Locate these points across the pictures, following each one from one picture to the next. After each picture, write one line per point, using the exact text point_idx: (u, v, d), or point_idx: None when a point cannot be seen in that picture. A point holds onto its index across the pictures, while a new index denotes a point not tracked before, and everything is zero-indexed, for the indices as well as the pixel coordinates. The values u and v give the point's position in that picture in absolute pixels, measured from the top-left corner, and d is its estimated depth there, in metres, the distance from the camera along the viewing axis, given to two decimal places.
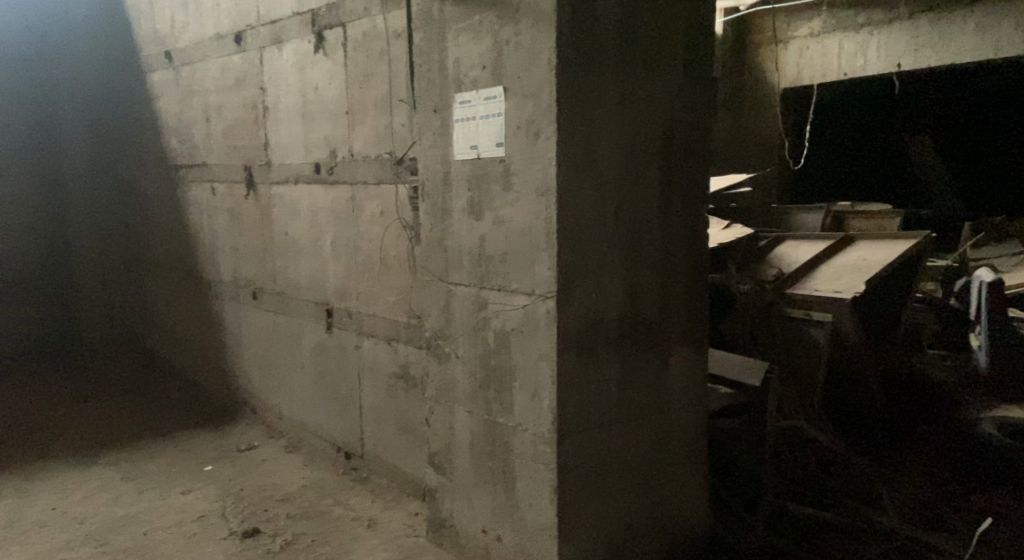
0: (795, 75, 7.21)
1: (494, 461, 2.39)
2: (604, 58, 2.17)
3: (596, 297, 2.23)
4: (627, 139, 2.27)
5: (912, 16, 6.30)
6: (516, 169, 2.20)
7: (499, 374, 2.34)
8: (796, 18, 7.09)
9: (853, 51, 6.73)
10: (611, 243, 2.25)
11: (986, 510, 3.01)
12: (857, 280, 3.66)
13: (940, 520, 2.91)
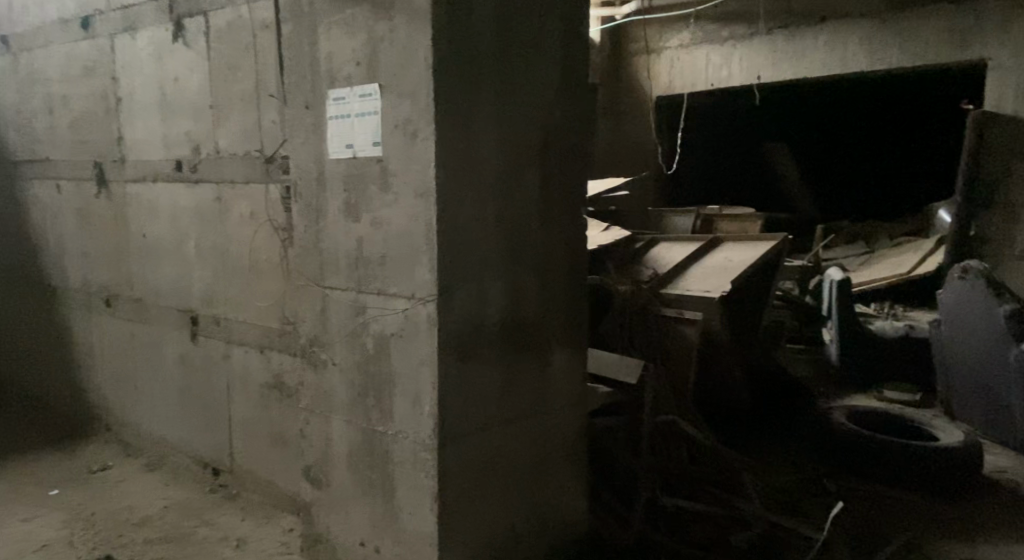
0: (667, 83, 7.58)
1: (373, 471, 2.32)
2: (482, 59, 2.14)
3: (476, 300, 2.20)
4: (506, 142, 2.25)
5: (770, 32, 6.75)
6: (393, 169, 2.14)
7: (378, 381, 2.27)
8: (668, 30, 7.47)
9: (718, 63, 7.14)
10: (492, 246, 2.23)
11: (837, 494, 3.20)
12: (724, 279, 3.84)
13: (799, 505, 3.07)
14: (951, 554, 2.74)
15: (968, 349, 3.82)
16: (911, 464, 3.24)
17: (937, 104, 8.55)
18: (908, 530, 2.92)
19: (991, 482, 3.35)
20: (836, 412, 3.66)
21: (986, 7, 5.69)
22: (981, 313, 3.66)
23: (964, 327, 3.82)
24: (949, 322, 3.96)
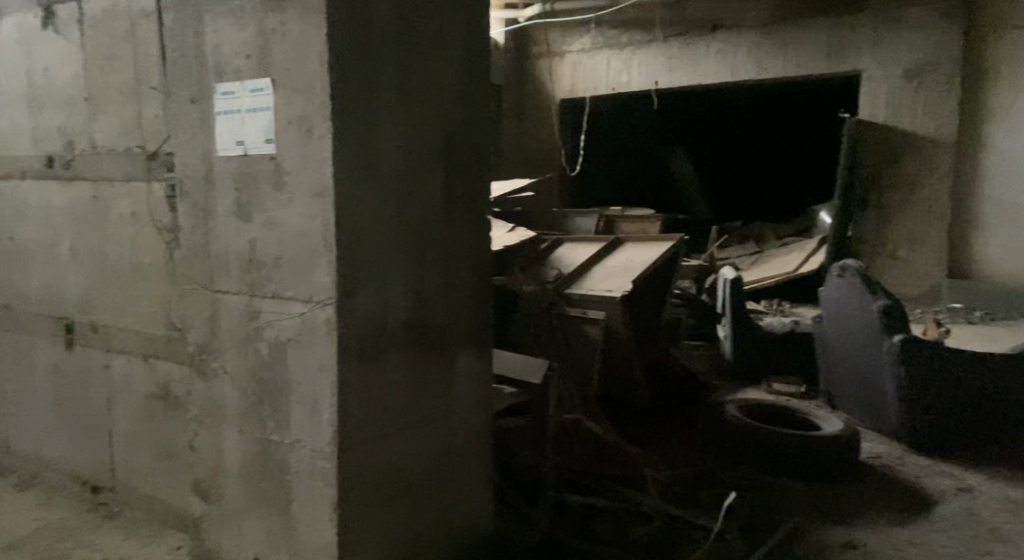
0: (570, 86, 8.23)
1: (269, 482, 2.22)
2: (380, 57, 2.08)
3: (378, 303, 2.14)
4: (406, 142, 2.20)
5: (667, 39, 7.67)
6: (288, 168, 2.05)
7: (273, 389, 2.17)
8: (570, 34, 8.13)
9: (619, 67, 7.96)
10: (394, 248, 2.17)
11: (730, 484, 3.32)
12: (625, 279, 3.92)
13: (696, 496, 3.16)
14: (835, 536, 2.88)
15: (847, 341, 4.04)
16: (800, 453, 3.39)
17: (817, 107, 9.03)
18: (796, 516, 3.05)
19: (869, 467, 3.55)
20: (730, 406, 3.80)
21: (853, 24, 6.86)
22: (857, 308, 3.87)
23: (843, 320, 4.04)
24: (830, 316, 4.18)
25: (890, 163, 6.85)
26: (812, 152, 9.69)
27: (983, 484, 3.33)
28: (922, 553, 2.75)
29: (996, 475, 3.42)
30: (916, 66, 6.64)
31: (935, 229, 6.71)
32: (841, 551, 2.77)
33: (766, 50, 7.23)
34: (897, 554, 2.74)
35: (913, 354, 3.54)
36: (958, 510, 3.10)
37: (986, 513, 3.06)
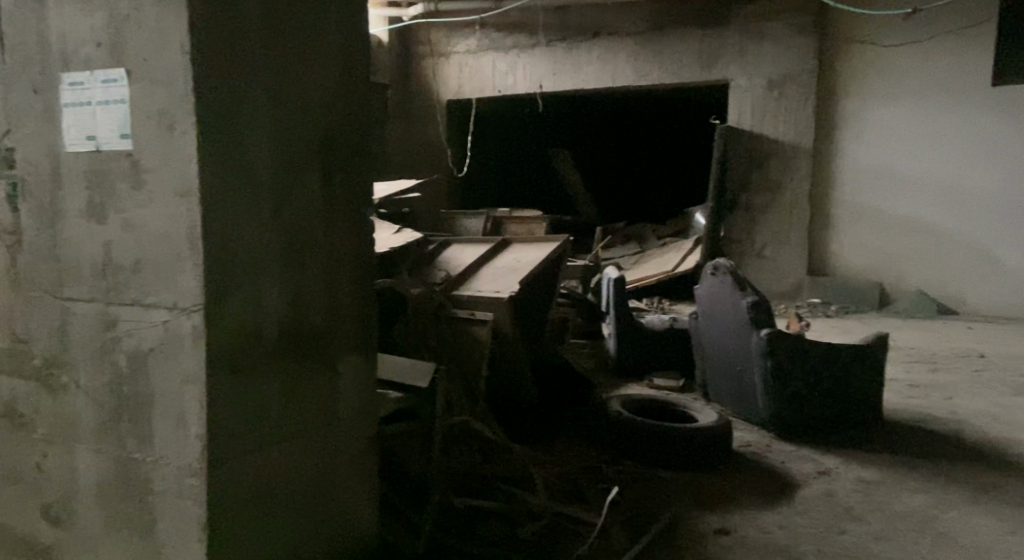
0: (457, 87, 8.19)
1: (129, 504, 2.07)
2: (251, 49, 1.98)
3: (253, 308, 2.03)
4: (282, 139, 2.10)
5: (550, 44, 7.79)
6: (146, 165, 1.91)
7: (133, 404, 2.03)
8: (455, 35, 8.10)
9: (505, 70, 8.01)
10: (269, 251, 2.07)
11: (614, 479, 3.39)
12: (512, 280, 3.94)
13: (582, 492, 3.20)
14: (708, 524, 3.00)
15: (721, 337, 4.24)
16: (679, 445, 3.51)
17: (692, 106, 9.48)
18: (673, 506, 3.15)
19: (741, 456, 3.72)
20: (614, 402, 3.90)
21: (723, 35, 7.22)
22: (729, 304, 4.06)
23: (716, 317, 4.24)
24: (705, 313, 4.37)
25: (756, 166, 7.25)
26: (686, 151, 10.09)
27: (839, 467, 3.57)
28: (786, 535, 2.91)
29: (850, 457, 3.67)
30: (779, 77, 7.08)
31: (798, 230, 7.17)
32: (715, 538, 2.89)
33: (644, 57, 7.49)
34: (764, 537, 2.89)
35: (779, 347, 3.76)
36: (818, 492, 3.30)
37: (842, 494, 3.28)
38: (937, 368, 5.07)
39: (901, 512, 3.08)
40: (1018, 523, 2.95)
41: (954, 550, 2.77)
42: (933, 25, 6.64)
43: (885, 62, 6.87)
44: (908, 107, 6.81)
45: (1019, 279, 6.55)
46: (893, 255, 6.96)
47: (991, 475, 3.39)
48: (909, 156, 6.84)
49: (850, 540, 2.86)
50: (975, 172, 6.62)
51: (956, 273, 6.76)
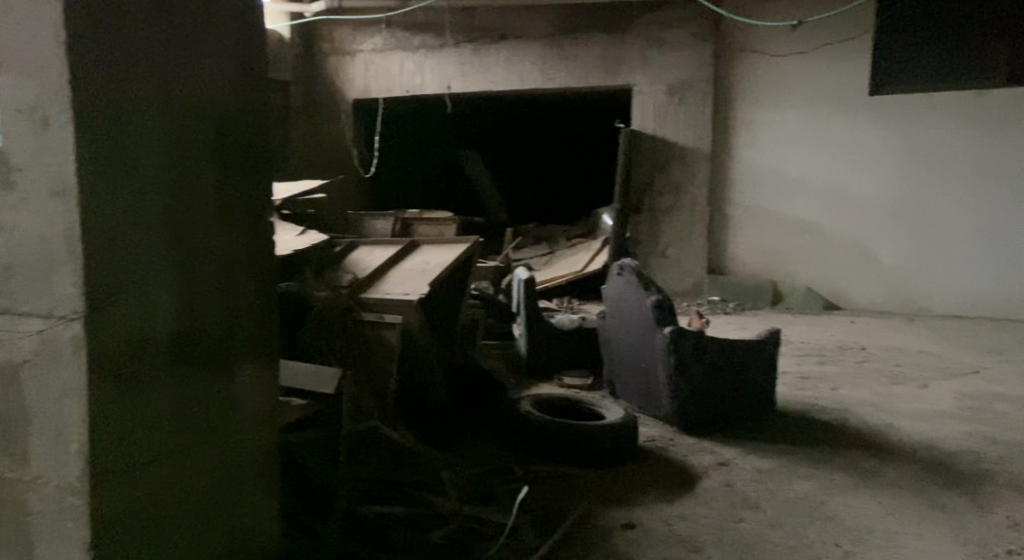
0: (362, 86, 8.05)
1: (3, 526, 1.94)
2: (138, 41, 1.87)
3: (142, 317, 1.92)
4: (173, 138, 2.01)
5: (457, 45, 7.77)
6: (18, 164, 1.78)
7: (7, 419, 1.90)
8: (361, 33, 7.96)
9: (412, 70, 7.94)
10: (160, 254, 1.97)
11: (524, 479, 3.40)
12: (421, 283, 3.87)
13: (492, 493, 3.19)
14: (615, 519, 3.06)
15: (627, 335, 4.34)
16: (589, 442, 3.56)
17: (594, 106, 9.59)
18: (582, 503, 3.20)
19: (646, 451, 3.82)
20: (525, 402, 3.92)
21: (627, 41, 7.40)
22: (635, 303, 4.17)
23: (623, 316, 4.34)
24: (613, 312, 4.46)
25: (659, 169, 7.45)
26: (591, 147, 10.27)
27: (737, 458, 3.71)
28: (688, 527, 3.00)
29: (748, 448, 3.82)
30: (679, 83, 7.32)
31: (698, 230, 7.43)
32: (620, 532, 2.95)
33: (550, 60, 7.59)
34: (668, 530, 2.97)
35: (682, 344, 3.88)
36: (717, 483, 3.42)
37: (740, 483, 3.41)
38: (825, 361, 5.36)
39: (793, 498, 3.23)
40: (897, 504, 3.15)
41: (840, 533, 2.92)
42: (817, 38, 6.99)
43: (776, 71, 7.19)
44: (797, 114, 7.16)
45: (897, 276, 6.99)
46: (786, 254, 7.31)
47: (873, 460, 3.61)
48: (799, 160, 7.20)
49: (747, 528, 2.98)
50: (857, 175, 7.02)
51: (841, 270, 7.16)
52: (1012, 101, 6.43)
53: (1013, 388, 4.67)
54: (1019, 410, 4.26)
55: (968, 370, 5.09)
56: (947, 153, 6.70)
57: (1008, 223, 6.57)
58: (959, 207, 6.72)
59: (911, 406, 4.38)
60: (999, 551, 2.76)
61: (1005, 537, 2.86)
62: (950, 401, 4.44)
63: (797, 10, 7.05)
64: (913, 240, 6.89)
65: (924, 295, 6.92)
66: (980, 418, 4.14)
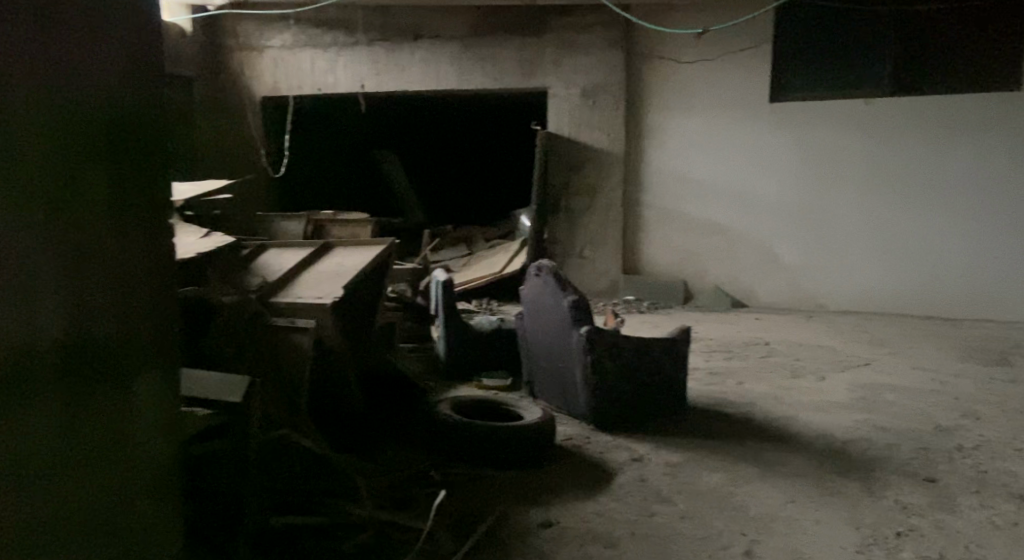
0: (272, 83, 7.87)
1: None
2: (18, 34, 1.76)
3: (26, 326, 1.80)
4: (59, 136, 1.90)
5: (370, 43, 7.69)
6: None
7: None
8: (269, 29, 7.78)
9: (323, 68, 7.80)
10: (45, 257, 1.86)
11: (442, 482, 3.38)
12: (335, 286, 3.80)
13: (409, 499, 3.15)
14: (533, 518, 3.08)
15: (545, 335, 4.39)
16: (507, 443, 3.57)
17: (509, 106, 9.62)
18: (500, 504, 3.20)
19: (563, 449, 3.86)
20: (443, 405, 3.90)
21: (541, 44, 7.48)
22: (552, 303, 4.22)
23: (541, 316, 4.38)
24: (531, 313, 4.50)
25: (576, 171, 7.57)
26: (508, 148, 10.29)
27: (651, 453, 3.80)
28: (603, 522, 3.05)
29: (660, 443, 3.92)
30: (593, 86, 7.46)
31: (612, 231, 7.59)
32: (539, 531, 2.97)
33: (465, 61, 7.59)
34: (584, 526, 3.01)
35: (598, 343, 3.96)
36: (632, 478, 3.50)
37: (654, 478, 3.50)
38: (731, 356, 5.57)
39: (703, 490, 3.34)
40: (798, 492, 3.30)
41: (746, 522, 3.04)
42: (722, 45, 7.24)
43: (684, 76, 7.41)
44: (703, 118, 7.40)
45: (797, 274, 7.32)
46: (696, 254, 7.55)
47: (776, 451, 3.77)
48: (707, 163, 7.44)
49: (660, 522, 3.06)
50: (759, 178, 7.31)
51: (747, 269, 7.44)
52: (897, 108, 6.83)
53: (900, 378, 4.96)
54: (906, 399, 4.53)
55: (860, 362, 5.38)
56: (840, 157, 7.06)
57: (895, 223, 6.97)
58: (851, 208, 7.08)
59: (810, 398, 4.60)
60: (889, 533, 2.92)
61: (894, 520, 3.03)
62: (844, 393, 4.68)
63: (703, 18, 7.28)
64: (811, 240, 7.23)
65: (821, 292, 7.26)
66: (871, 408, 4.38)
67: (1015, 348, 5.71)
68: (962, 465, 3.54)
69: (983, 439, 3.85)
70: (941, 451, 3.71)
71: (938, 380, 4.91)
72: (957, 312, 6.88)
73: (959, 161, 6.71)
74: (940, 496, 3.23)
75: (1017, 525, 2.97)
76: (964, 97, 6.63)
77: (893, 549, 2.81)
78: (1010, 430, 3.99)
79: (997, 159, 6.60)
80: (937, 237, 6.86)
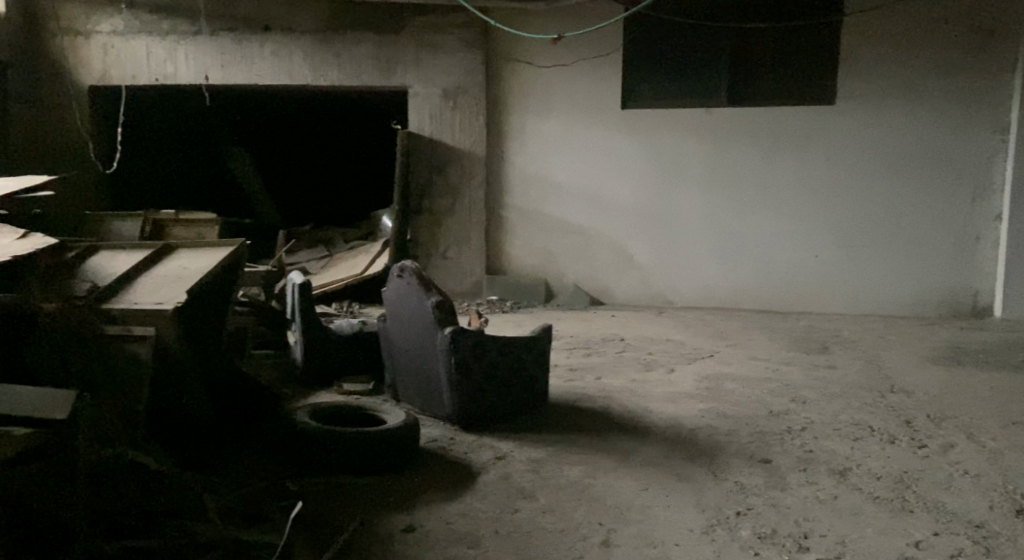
0: (102, 71, 7.33)
1: None
2: None
3: None
4: None
5: (215, 33, 7.32)
6: None
7: None
8: (97, 13, 7.25)
9: (162, 57, 7.34)
10: None
11: (298, 493, 3.24)
12: (177, 289, 3.59)
13: (260, 513, 2.99)
14: (396, 524, 3.02)
15: (408, 337, 4.34)
16: (369, 449, 3.48)
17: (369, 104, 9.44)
18: (362, 512, 3.12)
19: (426, 451, 3.82)
20: (298, 413, 3.75)
21: (399, 41, 7.40)
22: (415, 305, 4.18)
23: (403, 317, 4.33)
24: (394, 315, 4.44)
25: (437, 171, 7.55)
26: (369, 148, 10.11)
27: (513, 450, 3.84)
28: (466, 523, 3.04)
29: (522, 440, 3.97)
30: (452, 87, 7.45)
31: (475, 232, 7.63)
32: (402, 536, 2.92)
33: (319, 55, 7.38)
34: (448, 528, 2.99)
35: (461, 344, 3.96)
36: (496, 477, 3.51)
37: (517, 475, 3.53)
38: (589, 352, 5.74)
39: (563, 483, 3.41)
40: (650, 480, 3.44)
41: (603, 512, 3.13)
42: (575, 50, 7.43)
43: (541, 80, 7.54)
44: (558, 121, 7.58)
45: (649, 273, 7.65)
46: (556, 255, 7.75)
47: (630, 441, 3.91)
48: (563, 166, 7.64)
49: (522, 518, 3.09)
50: (612, 180, 7.59)
51: (602, 269, 7.71)
52: (733, 118, 7.28)
53: (740, 368, 5.30)
54: (745, 387, 4.84)
55: (705, 354, 5.71)
56: (686, 162, 7.43)
57: (734, 225, 7.44)
58: (695, 211, 7.48)
59: (662, 389, 4.82)
60: (730, 513, 3.11)
61: (735, 500, 3.22)
62: (692, 383, 4.94)
63: (557, 23, 7.44)
64: (660, 241, 7.58)
65: (670, 289, 7.64)
66: (715, 396, 4.65)
67: (836, 338, 6.25)
68: (792, 446, 3.83)
69: (809, 421, 4.18)
70: (774, 434, 3.99)
71: (772, 368, 5.29)
72: (791, 307, 7.45)
73: (789, 168, 7.26)
74: (773, 476, 3.47)
75: (838, 498, 3.24)
76: (789, 109, 7.18)
77: (734, 527, 2.99)
78: (832, 411, 4.36)
79: (819, 166, 7.21)
80: (770, 237, 7.39)
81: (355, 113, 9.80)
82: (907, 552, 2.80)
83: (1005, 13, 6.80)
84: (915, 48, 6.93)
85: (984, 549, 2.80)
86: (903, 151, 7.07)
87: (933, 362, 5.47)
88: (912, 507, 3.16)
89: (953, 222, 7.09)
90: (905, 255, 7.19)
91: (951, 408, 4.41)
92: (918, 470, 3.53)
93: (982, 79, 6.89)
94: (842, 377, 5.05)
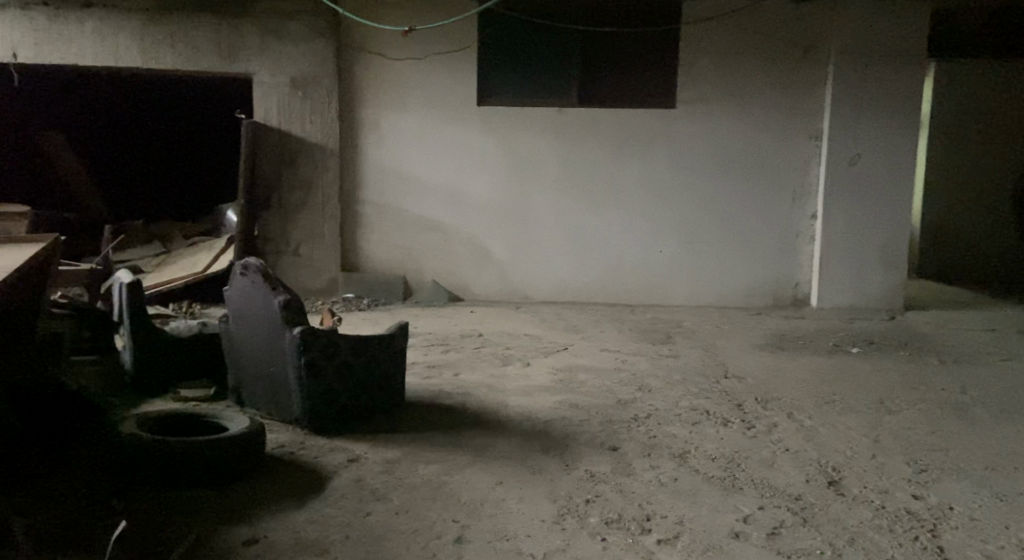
0: None
1: None
2: None
3: None
4: None
5: (26, 8, 6.82)
6: None
7: None
8: None
9: None
10: None
11: (124, 511, 2.98)
12: None
13: (78, 534, 2.72)
14: (237, 536, 2.85)
15: (254, 338, 4.12)
16: (206, 459, 3.25)
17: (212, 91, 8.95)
18: (198, 528, 2.91)
19: (272, 457, 3.64)
20: (125, 423, 3.45)
21: (241, 26, 7.05)
22: (261, 303, 3.98)
23: (249, 317, 4.11)
24: (238, 315, 4.20)
25: (286, 164, 7.26)
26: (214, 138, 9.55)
27: (367, 452, 3.73)
28: (315, 530, 2.92)
29: (376, 441, 3.86)
30: (300, 76, 7.18)
31: (329, 228, 7.40)
32: (242, 549, 2.76)
33: (150, 36, 6.93)
34: (295, 537, 2.86)
35: (310, 344, 3.81)
36: (348, 480, 3.40)
37: (370, 477, 3.43)
38: (448, 349, 5.71)
39: (417, 483, 3.36)
40: (505, 474, 3.45)
41: (456, 508, 3.11)
42: (428, 45, 7.36)
43: (395, 74, 7.41)
44: (413, 117, 7.48)
45: (505, 269, 7.72)
46: (413, 251, 7.65)
47: (486, 437, 3.91)
48: (417, 162, 7.55)
49: (373, 521, 3.00)
50: (467, 178, 7.58)
51: (459, 265, 7.70)
52: (584, 118, 7.48)
53: (592, 359, 5.45)
54: (596, 378, 4.99)
55: (559, 346, 5.85)
56: (537, 161, 7.55)
57: (585, 222, 7.66)
58: (548, 209, 7.63)
59: (517, 383, 4.87)
60: (580, 501, 3.18)
61: (584, 488, 3.30)
62: (547, 376, 5.03)
63: (408, 15, 7.32)
64: (514, 237, 7.68)
65: (526, 284, 7.75)
66: (568, 388, 4.76)
67: (677, 328, 6.58)
68: (638, 432, 3.98)
69: (653, 408, 4.37)
70: (622, 422, 4.13)
71: (621, 359, 5.48)
72: (638, 301, 7.78)
73: (635, 169, 7.57)
74: (621, 462, 3.59)
75: (678, 480, 3.40)
76: (633, 111, 7.48)
77: (582, 515, 3.05)
78: (673, 398, 4.58)
79: (661, 165, 7.56)
80: (618, 233, 7.67)
81: (195, 101, 9.30)
82: (736, 526, 2.97)
83: (822, 28, 7.41)
84: (746, 58, 7.42)
85: (802, 520, 3.03)
86: (735, 153, 7.55)
87: (765, 349, 5.87)
88: (742, 484, 3.36)
89: (779, 220, 7.66)
90: (740, 251, 7.69)
91: (778, 391, 4.75)
92: (747, 449, 3.77)
93: (802, 88, 7.48)
94: (684, 365, 5.32)
